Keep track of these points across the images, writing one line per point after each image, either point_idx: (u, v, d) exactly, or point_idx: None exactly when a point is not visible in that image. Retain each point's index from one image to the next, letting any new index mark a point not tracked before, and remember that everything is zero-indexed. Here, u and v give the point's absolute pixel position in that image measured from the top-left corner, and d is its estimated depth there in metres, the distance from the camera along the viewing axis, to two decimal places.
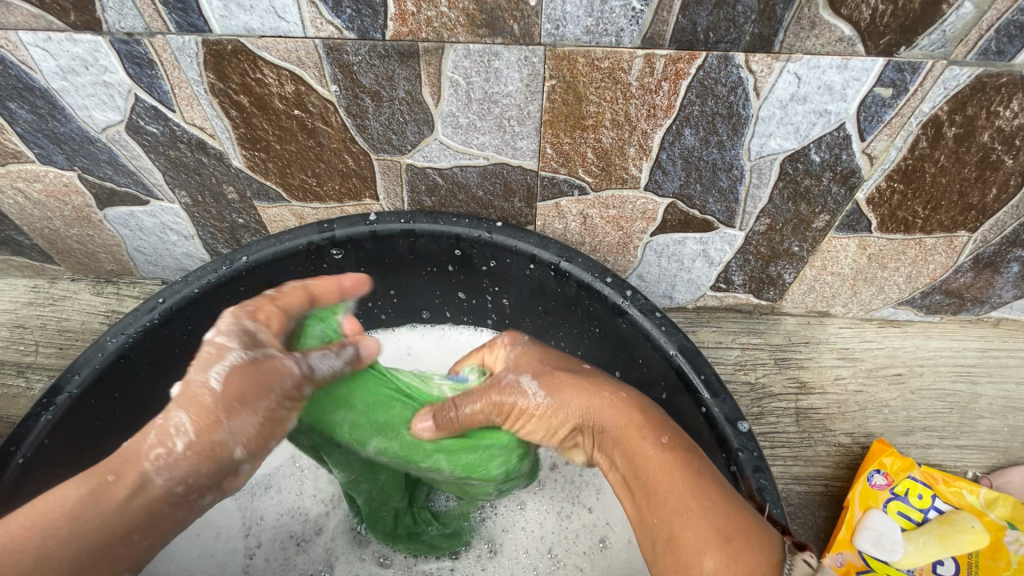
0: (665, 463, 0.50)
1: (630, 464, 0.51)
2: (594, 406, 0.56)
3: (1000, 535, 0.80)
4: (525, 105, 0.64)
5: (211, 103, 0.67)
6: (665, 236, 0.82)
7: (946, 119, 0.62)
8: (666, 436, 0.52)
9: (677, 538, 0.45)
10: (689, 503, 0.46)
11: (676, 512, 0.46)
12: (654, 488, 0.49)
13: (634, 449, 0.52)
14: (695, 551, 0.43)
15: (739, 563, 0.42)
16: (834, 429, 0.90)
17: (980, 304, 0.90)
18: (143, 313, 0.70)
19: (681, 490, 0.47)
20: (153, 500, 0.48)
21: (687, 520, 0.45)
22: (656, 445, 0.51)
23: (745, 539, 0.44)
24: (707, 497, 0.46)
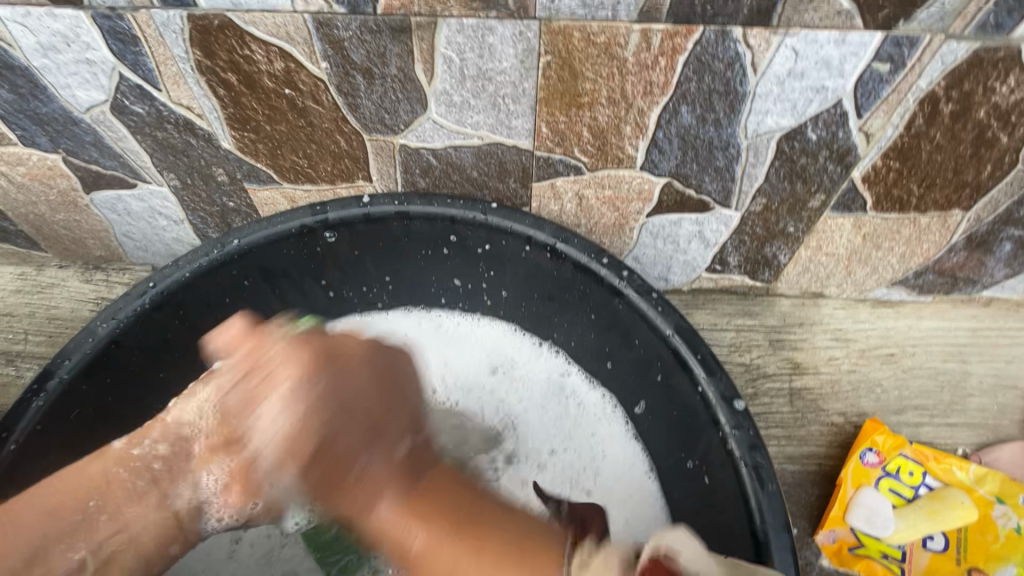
0: (431, 556, 0.54)
1: (390, 517, 0.57)
2: (309, 427, 0.60)
3: (989, 510, 0.81)
4: (519, 82, 0.63)
5: (198, 81, 0.66)
6: (661, 217, 0.81)
7: (942, 96, 0.61)
8: (414, 495, 0.58)
9: (462, 565, 0.52)
10: (484, 550, 0.52)
11: (470, 555, 0.52)
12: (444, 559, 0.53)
13: (433, 534, 0.54)
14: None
15: (518, 560, 0.51)
16: (828, 408, 0.91)
17: (972, 284, 0.90)
18: (133, 298, 0.69)
19: (493, 548, 0.52)
20: (111, 461, 0.59)
21: (501, 572, 0.51)
22: (394, 503, 0.57)
23: (534, 556, 0.52)
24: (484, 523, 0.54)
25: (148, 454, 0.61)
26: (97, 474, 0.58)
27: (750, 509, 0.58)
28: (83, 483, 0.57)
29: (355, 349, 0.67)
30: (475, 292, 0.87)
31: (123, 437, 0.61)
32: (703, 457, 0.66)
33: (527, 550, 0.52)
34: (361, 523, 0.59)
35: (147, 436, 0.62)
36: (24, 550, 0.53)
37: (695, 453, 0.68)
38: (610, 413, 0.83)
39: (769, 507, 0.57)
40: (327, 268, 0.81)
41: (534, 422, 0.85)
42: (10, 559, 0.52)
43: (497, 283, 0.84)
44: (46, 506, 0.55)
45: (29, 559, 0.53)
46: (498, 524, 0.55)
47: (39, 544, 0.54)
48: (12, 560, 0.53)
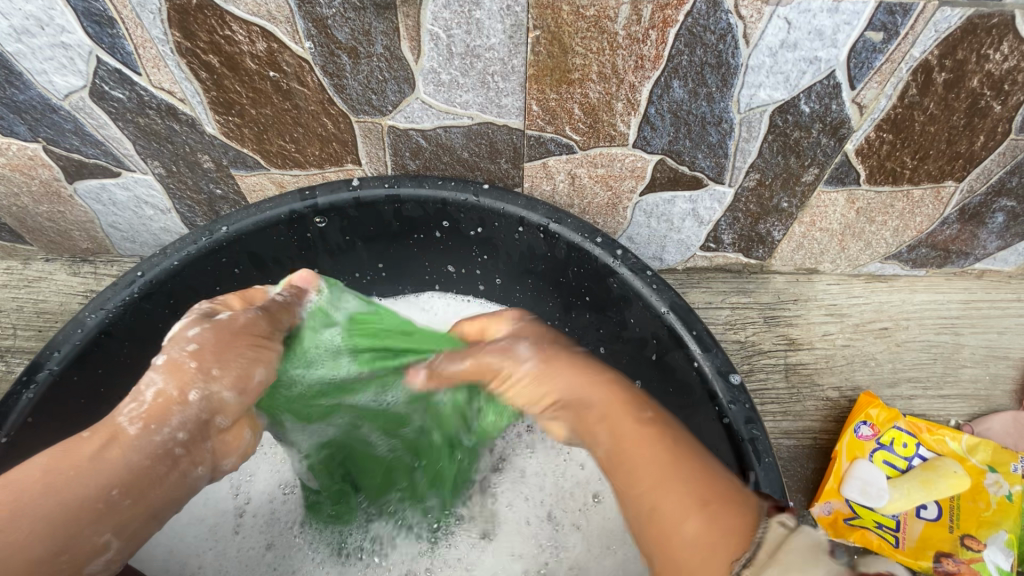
0: (646, 445, 0.50)
1: (635, 426, 0.51)
2: (581, 384, 0.54)
3: (981, 478, 0.82)
4: (508, 59, 0.62)
5: (179, 64, 0.64)
6: (655, 195, 0.81)
7: (936, 64, 0.61)
8: (649, 410, 0.53)
9: (660, 508, 0.46)
10: (687, 471, 0.48)
11: (690, 504, 0.46)
12: (646, 463, 0.49)
13: (619, 422, 0.52)
14: (703, 538, 0.44)
15: (722, 527, 0.44)
16: (823, 383, 0.92)
17: (965, 256, 0.90)
18: (121, 288, 0.68)
19: (714, 491, 0.47)
20: (127, 447, 0.48)
21: (698, 509, 0.45)
22: (644, 419, 0.52)
23: (736, 497, 0.46)
24: (685, 468, 0.48)
25: (169, 439, 0.49)
26: (118, 462, 0.47)
27: (746, 482, 0.59)
28: (100, 468, 0.46)
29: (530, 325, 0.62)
30: (469, 275, 0.87)
31: (134, 419, 0.49)
32: (700, 433, 0.66)
33: (718, 528, 0.44)
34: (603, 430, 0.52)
35: (166, 421, 0.49)
36: (55, 538, 0.44)
37: (692, 429, 0.68)
38: None
39: (765, 479, 0.58)
40: (319, 254, 0.80)
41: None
42: (30, 549, 0.43)
43: (491, 265, 0.83)
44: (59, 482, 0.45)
45: (60, 546, 0.44)
46: (712, 474, 0.48)
47: (67, 529, 0.44)
48: (39, 546, 0.43)
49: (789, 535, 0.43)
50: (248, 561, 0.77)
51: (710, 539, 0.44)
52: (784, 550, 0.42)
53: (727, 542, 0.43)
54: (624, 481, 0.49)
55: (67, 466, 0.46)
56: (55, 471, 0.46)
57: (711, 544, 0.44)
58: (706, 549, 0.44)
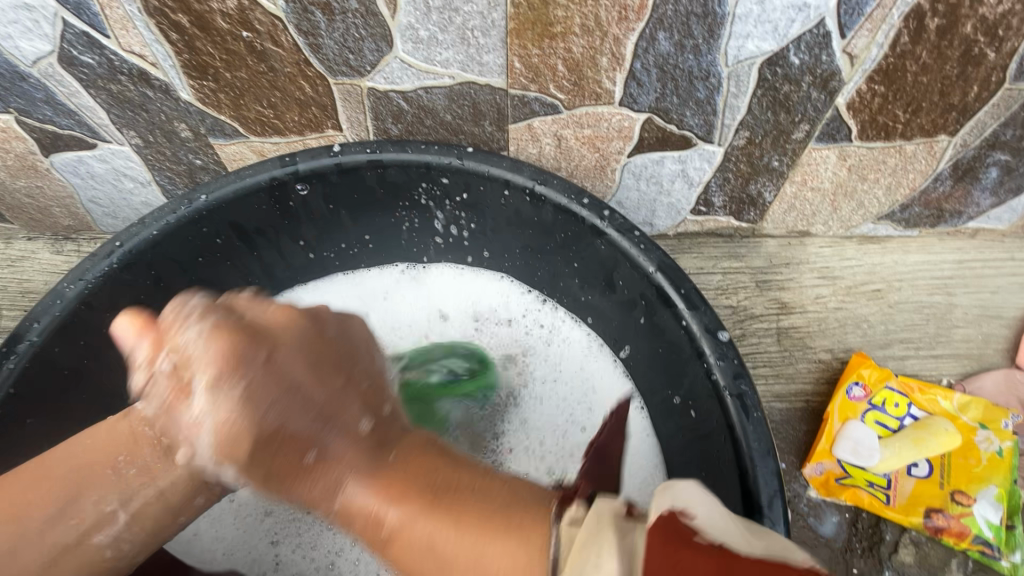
0: (404, 507, 0.45)
1: (395, 516, 0.45)
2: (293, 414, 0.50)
3: (972, 435, 0.83)
4: (487, 13, 0.60)
5: (147, 25, 0.61)
6: (643, 156, 0.79)
7: (928, 9, 0.59)
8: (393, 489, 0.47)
9: (443, 558, 0.43)
10: (472, 524, 0.43)
11: (444, 528, 0.43)
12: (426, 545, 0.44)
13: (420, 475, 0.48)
14: (507, 563, 0.41)
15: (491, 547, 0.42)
16: (815, 346, 0.91)
17: (958, 215, 0.89)
18: (100, 258, 0.66)
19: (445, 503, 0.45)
20: (135, 419, 0.57)
21: (477, 541, 0.42)
22: (392, 505, 0.46)
23: (516, 515, 0.43)
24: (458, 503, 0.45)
25: (159, 420, 0.56)
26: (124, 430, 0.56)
27: (734, 437, 0.59)
28: (111, 441, 0.56)
29: (284, 329, 0.54)
30: (457, 244, 0.86)
31: None
32: (689, 392, 0.66)
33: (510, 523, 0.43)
34: (346, 491, 0.48)
35: (160, 402, 0.55)
36: (58, 501, 0.53)
37: (681, 388, 0.68)
38: (597, 356, 0.83)
39: (754, 434, 0.57)
40: (303, 223, 0.79)
41: (519, 356, 0.86)
42: (40, 512, 0.53)
43: (478, 232, 0.82)
44: (83, 462, 0.55)
45: (63, 508, 0.53)
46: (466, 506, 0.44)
47: (69, 497, 0.54)
48: (46, 510, 0.53)
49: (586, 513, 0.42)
50: (250, 530, 0.79)
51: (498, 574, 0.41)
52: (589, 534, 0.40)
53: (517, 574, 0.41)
54: (407, 557, 0.45)
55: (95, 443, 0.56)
56: (82, 440, 0.56)
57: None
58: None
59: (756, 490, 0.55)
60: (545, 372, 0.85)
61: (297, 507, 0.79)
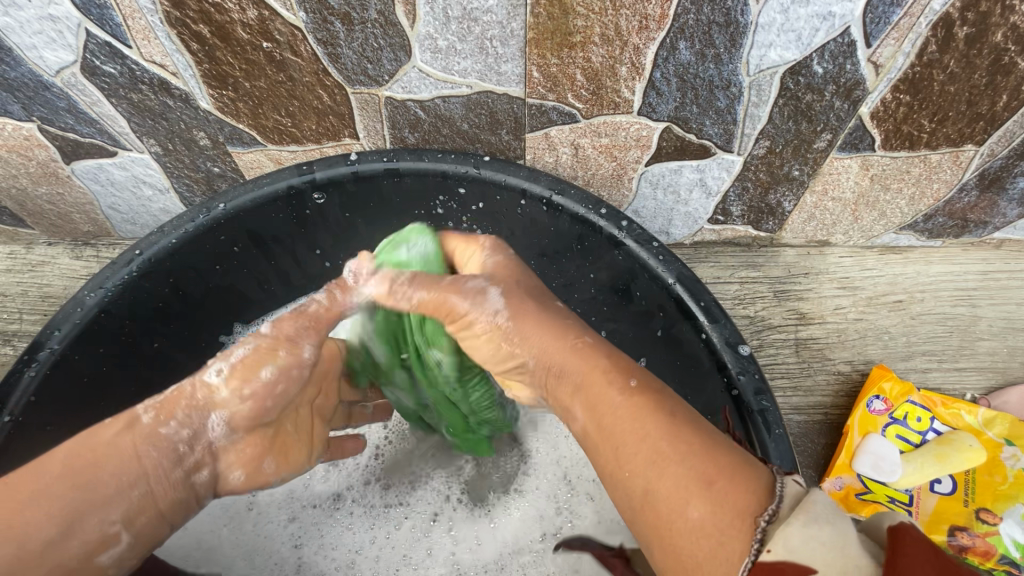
0: (634, 410, 0.44)
1: (623, 396, 0.45)
2: (554, 351, 0.49)
3: (997, 452, 0.81)
4: (506, 22, 0.60)
5: (169, 35, 0.62)
6: (661, 165, 0.78)
7: (957, 18, 0.58)
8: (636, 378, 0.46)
9: (655, 490, 0.40)
10: (678, 443, 0.41)
11: (665, 458, 0.40)
12: (628, 438, 0.43)
13: (596, 398, 0.46)
14: (716, 522, 0.37)
15: (722, 486, 0.38)
16: (834, 357, 0.90)
17: (983, 225, 0.87)
18: (120, 267, 0.67)
19: (675, 443, 0.41)
20: (139, 438, 0.53)
21: (675, 459, 0.40)
22: (623, 390, 0.45)
23: (742, 466, 0.40)
24: (682, 435, 0.42)
25: (175, 434, 0.55)
26: (127, 449, 0.52)
27: (756, 454, 0.58)
28: (116, 457, 0.52)
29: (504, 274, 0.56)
30: None
31: (151, 410, 0.55)
32: (708, 406, 0.65)
33: (734, 479, 0.39)
34: (572, 385, 0.48)
35: (173, 415, 0.55)
36: (60, 520, 0.48)
37: (700, 402, 0.67)
38: None
39: (777, 451, 0.56)
40: (319, 231, 0.79)
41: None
42: (42, 531, 0.47)
43: None
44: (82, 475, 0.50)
45: (64, 528, 0.48)
46: (669, 441, 0.41)
47: (73, 514, 0.49)
48: (49, 530, 0.47)
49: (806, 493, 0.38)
50: (268, 535, 0.79)
51: (714, 526, 0.37)
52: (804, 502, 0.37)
53: (732, 522, 0.37)
54: (613, 445, 0.43)
55: (87, 461, 0.51)
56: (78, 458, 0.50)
57: (718, 522, 0.37)
58: (710, 539, 0.37)
59: None
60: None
61: (314, 513, 0.80)
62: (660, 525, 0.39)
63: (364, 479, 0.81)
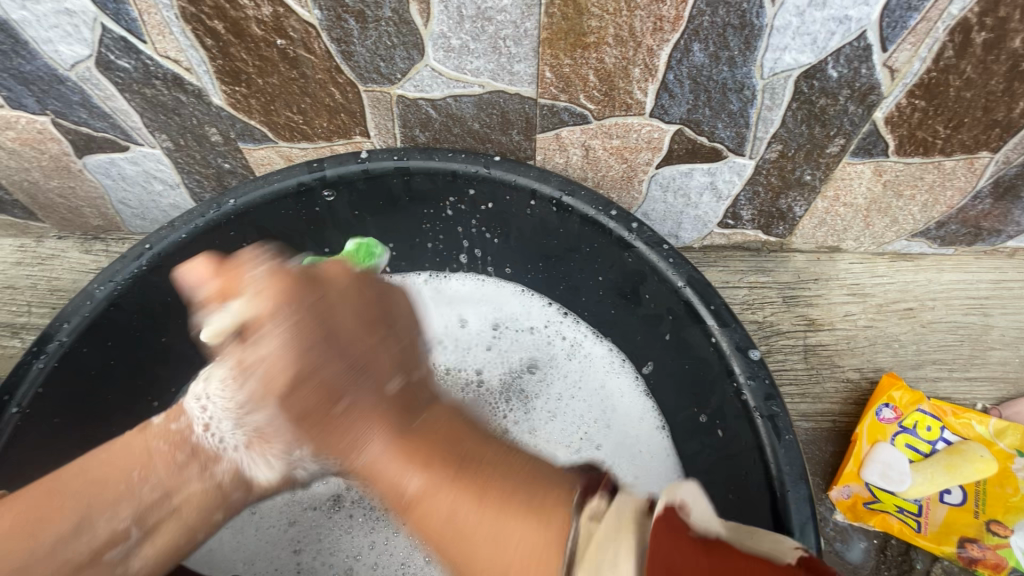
0: (430, 494, 0.49)
1: (416, 487, 0.50)
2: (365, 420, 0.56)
3: (1008, 463, 0.79)
4: (520, 22, 0.59)
5: (183, 30, 0.62)
6: (672, 168, 0.78)
7: (975, 23, 0.57)
8: (427, 469, 0.51)
9: (485, 554, 0.46)
10: (495, 509, 0.47)
11: (490, 528, 0.46)
12: (463, 524, 0.47)
13: (421, 462, 0.52)
14: (529, 543, 0.44)
15: (525, 532, 0.45)
16: (843, 365, 0.89)
17: (997, 233, 0.86)
18: (129, 261, 0.67)
19: (492, 494, 0.48)
20: (151, 436, 0.62)
21: (506, 526, 0.45)
22: (417, 483, 0.50)
23: (547, 510, 0.46)
24: (488, 489, 0.48)
25: (186, 429, 0.62)
26: (142, 447, 0.61)
27: (765, 460, 0.57)
28: (127, 457, 0.60)
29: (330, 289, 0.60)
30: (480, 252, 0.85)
31: (162, 414, 0.64)
32: (716, 411, 0.65)
33: (535, 542, 0.44)
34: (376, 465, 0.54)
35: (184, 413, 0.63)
36: (73, 517, 0.56)
37: (708, 407, 0.67)
38: (619, 370, 0.82)
39: (785, 458, 0.56)
40: (328, 229, 0.79)
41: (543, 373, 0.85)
42: (56, 527, 0.55)
43: (502, 242, 0.82)
44: (96, 474, 0.59)
45: (78, 522, 0.56)
46: (475, 507, 0.47)
47: (83, 511, 0.57)
48: (62, 526, 0.55)
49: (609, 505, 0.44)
50: (268, 539, 0.78)
51: (537, 556, 0.44)
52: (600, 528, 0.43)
53: (536, 567, 0.44)
54: (432, 529, 0.49)
55: (100, 460, 0.60)
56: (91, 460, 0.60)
57: (541, 555, 0.44)
58: (530, 563, 0.44)
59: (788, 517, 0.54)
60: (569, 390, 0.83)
61: (314, 517, 0.80)
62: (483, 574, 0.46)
63: (360, 487, 0.81)
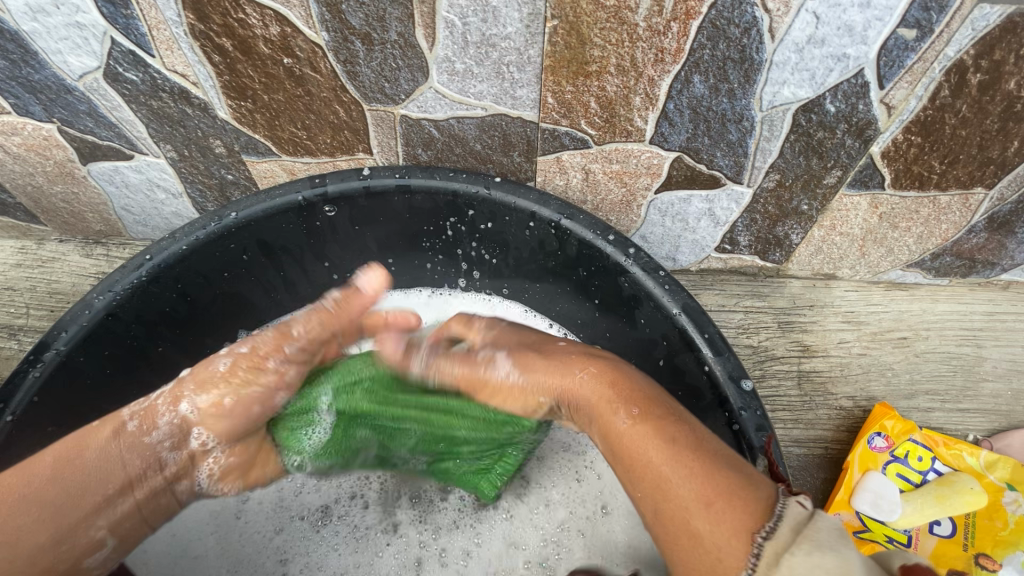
0: (641, 436, 0.51)
1: (627, 424, 0.53)
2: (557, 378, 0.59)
3: (999, 496, 0.80)
4: (524, 49, 0.60)
5: (192, 47, 0.63)
6: (670, 193, 0.79)
7: (971, 65, 0.58)
8: (638, 407, 0.53)
9: (681, 500, 0.47)
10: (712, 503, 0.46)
11: (686, 515, 0.46)
12: (654, 455, 0.50)
13: (606, 420, 0.55)
14: (727, 514, 0.45)
15: (736, 505, 0.45)
16: (836, 392, 0.89)
17: (991, 266, 0.87)
18: (130, 271, 0.68)
19: (687, 444, 0.50)
20: (124, 444, 0.59)
21: (703, 510, 0.46)
22: (630, 418, 0.53)
23: (738, 497, 0.46)
24: (683, 436, 0.51)
25: (157, 442, 0.60)
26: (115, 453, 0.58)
27: None
28: (99, 464, 0.57)
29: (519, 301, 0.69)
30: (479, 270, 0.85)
31: (135, 418, 0.60)
32: None
33: (727, 509, 0.45)
34: (586, 413, 0.57)
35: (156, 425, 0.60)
36: (52, 529, 0.54)
37: None
38: None
39: None
40: (328, 243, 0.80)
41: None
42: (35, 538, 0.53)
43: (500, 261, 0.82)
44: (70, 484, 0.55)
45: (57, 534, 0.55)
46: (718, 473, 0.48)
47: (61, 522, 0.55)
48: (41, 537, 0.54)
49: (812, 514, 0.44)
50: (253, 547, 0.78)
51: (728, 524, 0.44)
52: (808, 527, 0.43)
53: (713, 526, 0.45)
54: (635, 461, 0.51)
55: (71, 468, 0.56)
56: (63, 469, 0.56)
57: (735, 522, 0.44)
58: (728, 522, 0.44)
59: None
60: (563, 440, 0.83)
61: (301, 527, 0.79)
62: (668, 520, 0.48)
63: (344, 503, 0.81)
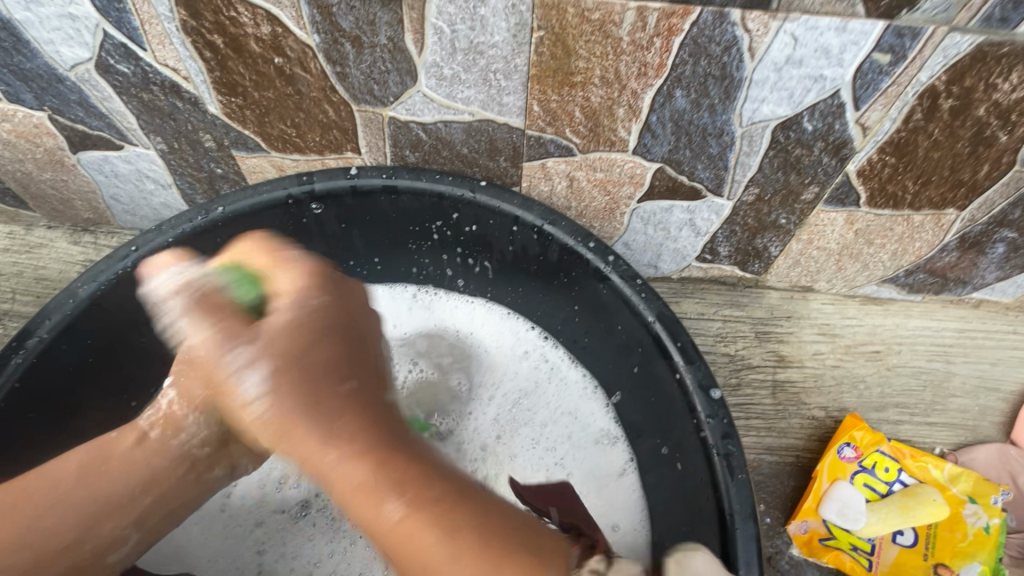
0: (408, 527, 0.46)
1: (398, 518, 0.46)
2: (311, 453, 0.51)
3: (959, 509, 0.82)
4: (511, 58, 0.62)
5: (183, 42, 0.64)
6: (653, 203, 0.80)
7: (943, 90, 0.60)
8: (408, 493, 0.47)
9: None
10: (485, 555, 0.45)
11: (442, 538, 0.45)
12: (408, 542, 0.45)
13: (389, 471, 0.49)
14: None
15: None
16: (809, 402, 0.91)
17: (963, 285, 0.90)
18: (115, 261, 0.68)
19: (466, 546, 0.45)
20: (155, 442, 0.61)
21: (504, 560, 0.45)
22: (398, 512, 0.46)
23: (546, 554, 0.47)
24: (449, 505, 0.47)
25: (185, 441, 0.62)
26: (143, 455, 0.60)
27: (718, 496, 0.59)
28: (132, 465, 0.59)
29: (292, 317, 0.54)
30: (465, 271, 0.86)
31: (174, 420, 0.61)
32: (678, 444, 0.67)
33: (545, 550, 0.48)
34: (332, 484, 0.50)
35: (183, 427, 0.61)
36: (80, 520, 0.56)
37: (670, 440, 0.69)
38: (591, 395, 0.84)
39: (736, 496, 0.58)
40: (315, 240, 0.81)
41: (507, 428, 0.83)
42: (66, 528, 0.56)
43: (485, 263, 0.84)
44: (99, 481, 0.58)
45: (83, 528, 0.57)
46: (494, 516, 0.48)
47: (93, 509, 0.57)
48: (72, 526, 0.56)
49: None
50: (231, 538, 0.80)
51: None
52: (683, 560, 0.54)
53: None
54: (408, 561, 0.46)
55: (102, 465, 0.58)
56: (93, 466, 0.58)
57: None
58: None
59: (735, 553, 0.56)
60: (534, 438, 0.82)
61: (280, 520, 0.81)
62: None
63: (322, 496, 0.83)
